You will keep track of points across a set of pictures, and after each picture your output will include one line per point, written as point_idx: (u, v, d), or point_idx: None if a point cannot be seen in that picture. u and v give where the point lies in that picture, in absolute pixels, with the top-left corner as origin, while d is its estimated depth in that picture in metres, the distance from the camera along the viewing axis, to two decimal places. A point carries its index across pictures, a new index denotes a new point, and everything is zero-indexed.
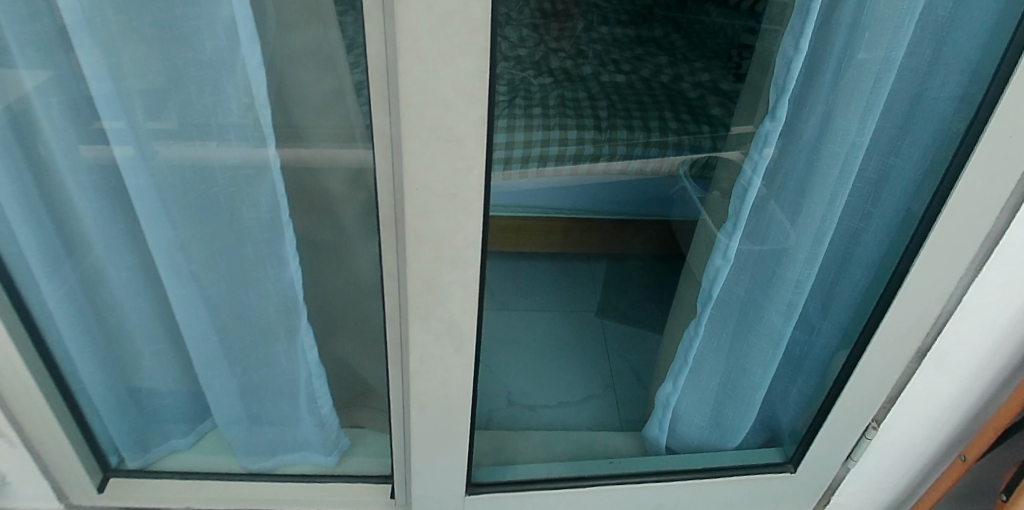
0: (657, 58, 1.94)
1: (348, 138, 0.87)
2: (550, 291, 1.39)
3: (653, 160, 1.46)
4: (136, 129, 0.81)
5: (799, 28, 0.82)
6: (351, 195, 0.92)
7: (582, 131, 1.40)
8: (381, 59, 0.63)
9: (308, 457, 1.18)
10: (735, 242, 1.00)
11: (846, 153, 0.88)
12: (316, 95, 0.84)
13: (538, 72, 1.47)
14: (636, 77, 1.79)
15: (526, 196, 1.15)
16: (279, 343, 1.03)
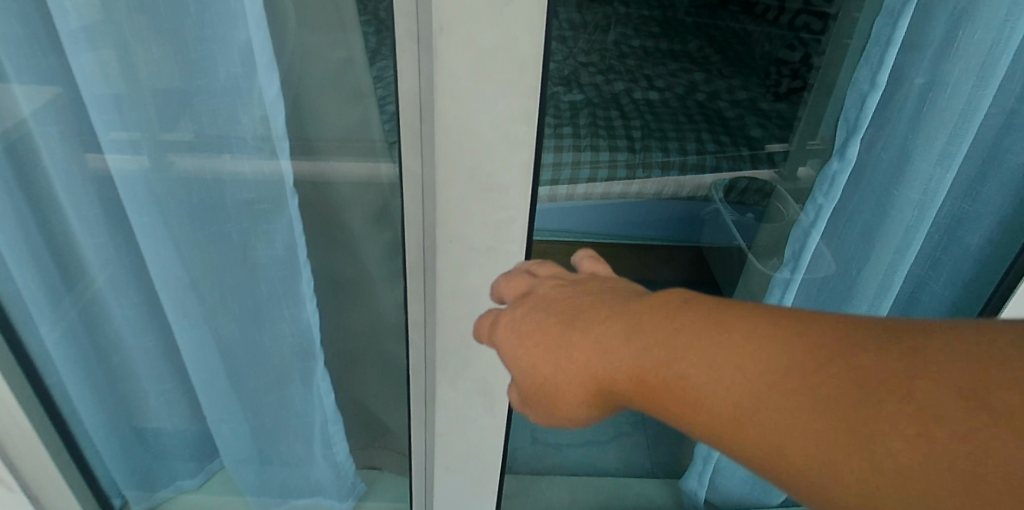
0: (693, 72, 1.85)
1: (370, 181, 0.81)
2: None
3: (690, 183, 1.38)
4: (152, 141, 0.73)
5: (878, 57, 0.75)
6: (374, 240, 0.87)
7: (617, 151, 1.34)
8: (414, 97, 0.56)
9: (321, 503, 1.11)
10: (796, 280, 0.92)
11: (921, 199, 0.79)
12: (339, 126, 0.78)
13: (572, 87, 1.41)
14: (673, 92, 1.70)
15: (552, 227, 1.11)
16: (294, 386, 0.97)
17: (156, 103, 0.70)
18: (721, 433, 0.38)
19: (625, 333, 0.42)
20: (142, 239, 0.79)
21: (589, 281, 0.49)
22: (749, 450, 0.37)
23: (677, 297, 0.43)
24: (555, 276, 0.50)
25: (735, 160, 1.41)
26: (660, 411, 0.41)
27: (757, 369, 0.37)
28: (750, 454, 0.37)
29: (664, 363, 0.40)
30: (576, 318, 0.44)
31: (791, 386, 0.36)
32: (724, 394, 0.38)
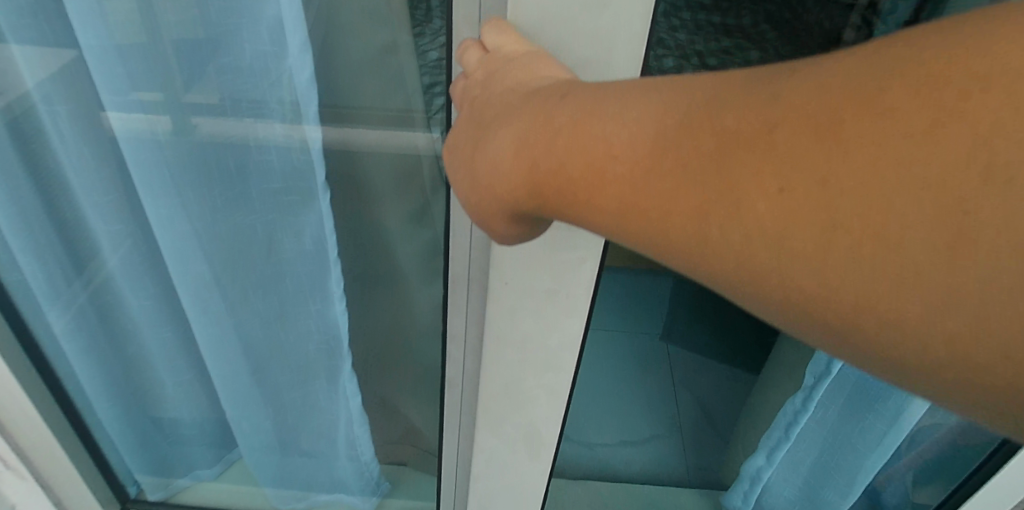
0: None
1: (410, 177, 0.73)
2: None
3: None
4: (180, 103, 0.65)
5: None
6: (413, 235, 0.78)
7: None
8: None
9: (344, 500, 1.06)
10: None
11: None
12: (374, 113, 0.69)
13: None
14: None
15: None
16: (319, 383, 0.91)
17: (176, 83, 0.64)
18: (595, 209, 0.34)
19: (511, 116, 0.38)
20: (160, 217, 0.72)
21: (498, 67, 0.45)
22: (619, 215, 0.33)
23: (570, 87, 0.37)
24: (467, 87, 0.46)
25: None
26: (558, 213, 0.36)
27: (631, 126, 0.32)
28: (620, 220, 0.33)
29: (555, 158, 0.34)
30: (475, 136, 0.41)
31: (660, 148, 0.31)
32: (599, 159, 0.33)
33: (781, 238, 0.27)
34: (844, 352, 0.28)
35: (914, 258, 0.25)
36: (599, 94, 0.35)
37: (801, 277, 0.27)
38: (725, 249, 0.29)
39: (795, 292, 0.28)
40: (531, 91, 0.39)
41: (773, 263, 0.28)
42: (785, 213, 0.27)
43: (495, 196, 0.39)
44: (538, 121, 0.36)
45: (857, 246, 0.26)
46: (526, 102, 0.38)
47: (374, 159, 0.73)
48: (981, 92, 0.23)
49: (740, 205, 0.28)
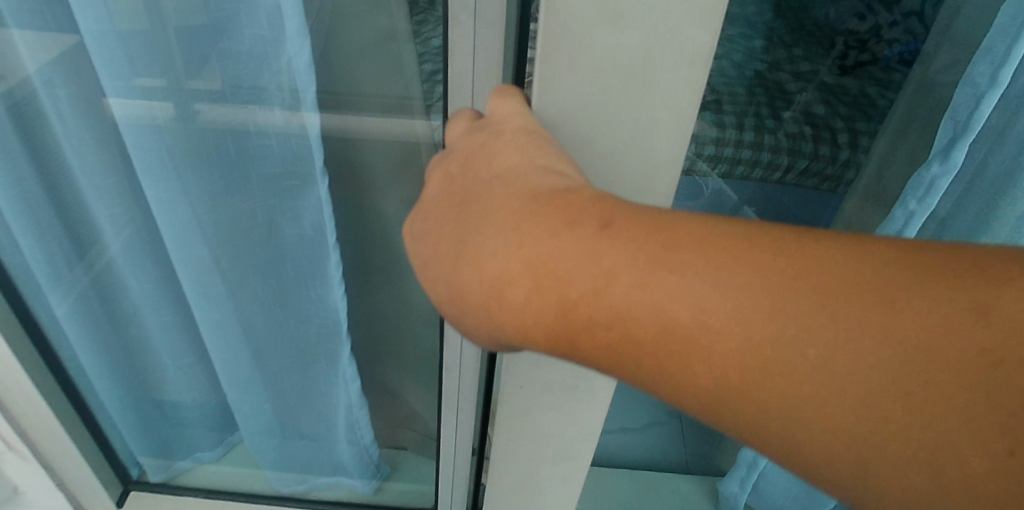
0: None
1: (404, 165, 0.74)
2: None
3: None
4: (181, 89, 0.65)
5: (1001, 52, 0.58)
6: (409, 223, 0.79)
7: None
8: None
9: (344, 484, 1.08)
10: None
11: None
12: (372, 98, 0.70)
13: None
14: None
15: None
16: (319, 367, 0.91)
17: (175, 69, 0.64)
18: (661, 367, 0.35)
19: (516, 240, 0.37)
20: (160, 203, 0.72)
21: (488, 147, 0.43)
22: (690, 378, 0.34)
23: (588, 207, 0.37)
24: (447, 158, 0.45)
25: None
26: (586, 353, 0.37)
27: (713, 295, 0.33)
28: (692, 383, 0.34)
29: (616, 310, 0.35)
30: (466, 239, 0.40)
31: (747, 322, 0.33)
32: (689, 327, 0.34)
33: (873, 437, 0.31)
34: (811, 484, 0.34)
35: (978, 478, 0.29)
36: (624, 229, 0.36)
37: (865, 454, 0.31)
38: (808, 432, 0.32)
39: (860, 477, 0.32)
40: (539, 195, 0.39)
41: (850, 451, 0.31)
42: (886, 416, 0.30)
43: (495, 321, 0.39)
44: (567, 251, 0.36)
45: (935, 460, 0.30)
46: (538, 217, 0.37)
47: (373, 145, 0.73)
48: (995, 336, 0.29)
49: (847, 398, 0.31)
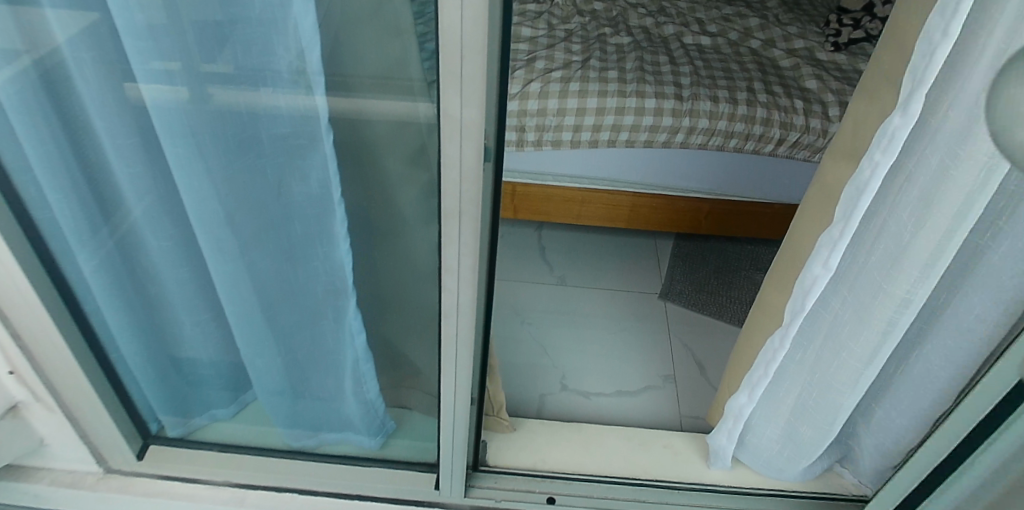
0: (764, 5, 1.71)
1: (402, 127, 0.78)
2: (604, 257, 1.62)
3: (754, 139, 1.38)
4: (200, 72, 0.71)
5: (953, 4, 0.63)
6: (410, 184, 0.83)
7: (661, 101, 1.35)
8: (480, 25, 0.54)
9: (350, 439, 1.13)
10: (840, 252, 0.82)
11: (988, 160, 0.69)
12: (367, 78, 0.74)
13: (587, 43, 1.46)
14: (738, 30, 1.58)
15: (529, 168, 1.43)
16: (326, 322, 0.96)
17: (191, 44, 0.69)
18: None
19: None
20: (180, 174, 0.78)
21: None
22: None
23: None
24: None
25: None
26: None
27: None
28: None
29: None
30: None
31: None
32: None
33: None
34: None
35: None
36: None
37: None
38: None
39: None
40: None
41: None
42: None
43: None
44: None
45: None
46: None
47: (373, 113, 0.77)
48: None
49: None
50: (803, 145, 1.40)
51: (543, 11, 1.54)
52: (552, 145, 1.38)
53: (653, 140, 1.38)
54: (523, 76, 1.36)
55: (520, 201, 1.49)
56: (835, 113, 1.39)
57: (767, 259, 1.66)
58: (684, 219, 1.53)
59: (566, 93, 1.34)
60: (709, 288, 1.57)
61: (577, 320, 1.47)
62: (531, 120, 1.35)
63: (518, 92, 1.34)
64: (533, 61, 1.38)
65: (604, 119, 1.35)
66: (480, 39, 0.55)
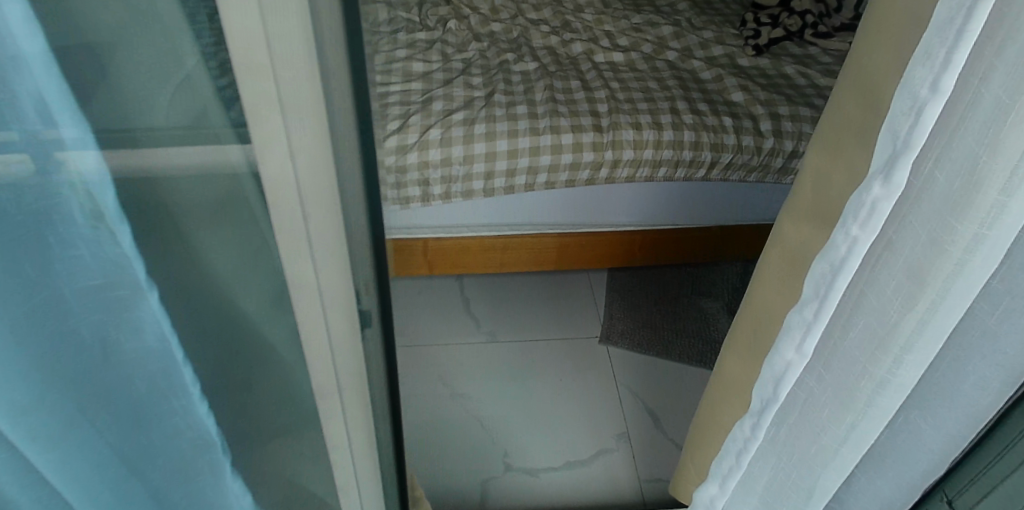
0: (674, 8, 1.59)
1: (253, 248, 0.37)
2: (535, 302, 1.48)
3: (683, 165, 1.26)
4: None
5: (942, 47, 0.46)
6: (277, 327, 0.41)
7: (578, 135, 1.22)
8: (325, 169, 0.32)
9: None
10: (813, 338, 0.67)
11: (978, 239, 0.52)
12: (174, 128, 0.31)
13: (488, 74, 1.31)
14: (651, 40, 1.45)
15: (440, 222, 1.28)
16: None
17: None
18: None
19: None
20: None
21: None
22: None
23: None
24: None
25: (764, 170, 1.30)
26: None
27: None
28: None
29: None
30: None
31: None
32: None
33: None
34: None
35: None
36: None
37: None
38: None
39: None
40: None
41: None
42: None
43: None
44: None
45: None
46: None
47: (191, 204, 0.34)
48: None
49: None
50: (738, 165, 1.28)
51: (435, 41, 1.38)
52: (463, 195, 1.23)
53: (575, 179, 1.24)
54: (421, 122, 1.19)
55: (434, 256, 1.34)
56: (766, 127, 1.28)
57: (708, 280, 1.56)
58: (618, 254, 1.41)
59: (471, 138, 1.19)
60: (651, 322, 1.46)
61: (513, 380, 1.33)
62: (435, 172, 1.19)
63: (417, 141, 1.18)
64: (430, 103, 1.22)
65: (517, 162, 1.21)
66: (333, 191, 0.33)
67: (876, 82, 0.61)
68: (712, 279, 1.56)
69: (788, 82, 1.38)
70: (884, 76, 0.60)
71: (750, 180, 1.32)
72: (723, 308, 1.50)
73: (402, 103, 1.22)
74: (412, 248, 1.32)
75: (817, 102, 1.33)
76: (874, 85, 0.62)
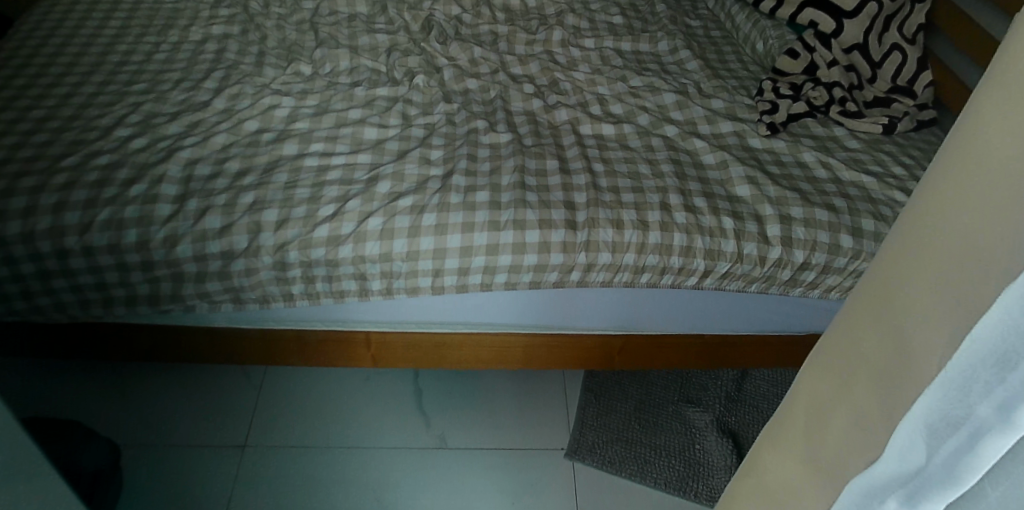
0: (683, 67, 1.38)
1: None
2: (497, 399, 1.30)
3: (671, 272, 1.07)
4: None
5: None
6: None
7: (546, 231, 1.03)
8: None
9: None
10: None
11: None
12: None
13: (452, 145, 1.12)
14: (650, 109, 1.25)
15: (383, 318, 1.10)
16: None
17: None
18: None
19: None
20: None
21: None
22: None
23: None
24: None
25: (768, 280, 1.11)
26: None
27: None
28: None
29: None
30: None
31: None
32: None
33: None
34: None
35: None
36: None
37: None
38: None
39: None
40: None
41: None
42: None
43: None
44: None
45: None
46: None
47: None
48: None
49: None
50: (736, 275, 1.09)
51: (397, 99, 1.19)
52: (408, 292, 1.04)
53: (541, 281, 1.05)
54: (360, 208, 1.01)
55: (378, 349, 1.16)
56: (773, 232, 1.09)
57: (698, 386, 1.38)
58: (592, 357, 1.22)
59: (418, 229, 1.01)
60: (629, 436, 1.28)
61: (459, 500, 1.15)
62: (374, 267, 1.00)
63: (353, 231, 0.99)
64: (375, 182, 1.04)
65: (472, 260, 1.02)
66: None
67: (885, 294, 0.39)
68: (703, 385, 1.38)
69: (806, 173, 1.18)
70: (891, 283, 0.39)
71: (751, 290, 1.12)
72: (713, 423, 1.31)
73: (343, 180, 1.03)
74: (352, 341, 1.14)
75: (838, 203, 1.13)
76: (875, 293, 0.40)
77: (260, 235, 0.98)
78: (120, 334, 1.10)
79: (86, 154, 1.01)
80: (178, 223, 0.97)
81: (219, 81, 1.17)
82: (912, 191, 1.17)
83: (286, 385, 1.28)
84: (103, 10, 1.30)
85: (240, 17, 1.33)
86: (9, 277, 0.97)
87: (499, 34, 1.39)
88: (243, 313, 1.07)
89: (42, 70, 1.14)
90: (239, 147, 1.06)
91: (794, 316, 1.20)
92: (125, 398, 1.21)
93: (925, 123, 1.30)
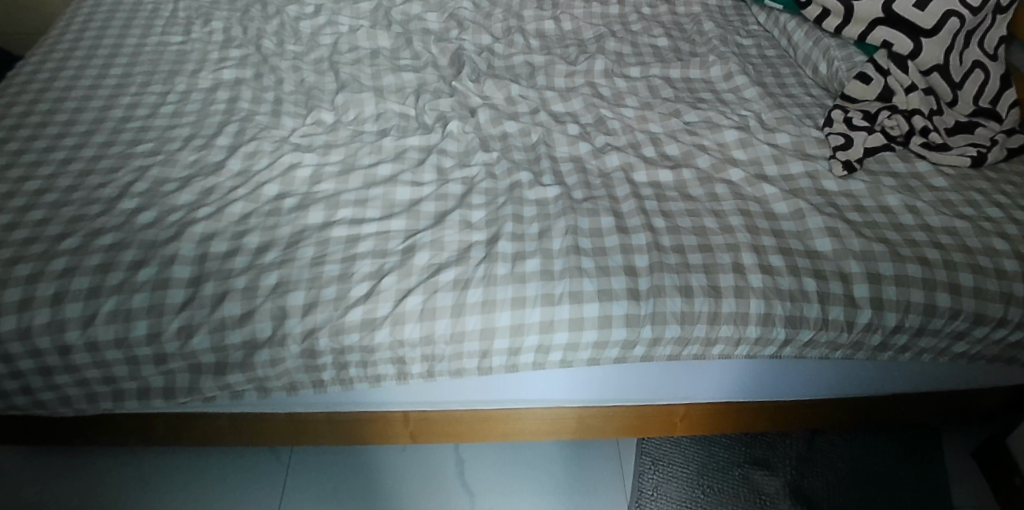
0: (740, 96, 1.25)
1: None
2: (546, 471, 1.18)
3: (747, 342, 0.95)
4: None
5: None
6: None
7: (607, 303, 0.91)
8: None
9: None
10: None
11: None
12: None
13: (495, 204, 1.00)
14: (709, 149, 1.13)
15: (422, 399, 0.99)
16: None
17: None
18: None
19: None
20: None
21: None
22: None
23: None
24: None
25: (854, 346, 0.98)
26: None
27: None
28: None
29: None
30: None
31: None
32: None
33: None
34: None
35: None
36: None
37: None
38: None
39: None
40: None
41: None
42: None
43: None
44: None
45: None
46: None
47: None
48: None
49: None
50: (819, 343, 0.97)
51: (431, 149, 1.07)
52: (451, 375, 0.93)
53: (600, 357, 0.93)
54: (397, 284, 0.89)
55: (416, 427, 1.05)
56: (861, 292, 0.96)
57: (765, 446, 1.26)
58: (651, 426, 1.10)
59: (463, 306, 0.89)
60: (693, 506, 1.17)
61: None
62: (414, 351, 0.89)
63: (388, 313, 0.88)
64: (412, 253, 0.92)
65: (523, 339, 0.90)
66: None
67: None
68: (770, 444, 1.26)
69: (890, 219, 1.04)
70: None
71: (834, 357, 1.00)
72: (784, 489, 1.19)
73: (378, 251, 0.92)
74: (388, 420, 1.03)
75: (932, 254, 0.99)
76: None
77: (286, 322, 0.86)
78: (134, 422, 0.99)
79: (88, 233, 0.90)
80: (193, 311, 0.86)
81: (234, 137, 1.06)
82: (1011, 235, 1.02)
83: (317, 461, 1.17)
84: (104, 56, 1.19)
85: (253, 58, 1.21)
86: (6, 374, 0.86)
87: (536, 65, 1.27)
88: (268, 400, 0.96)
89: (37, 131, 1.04)
90: (258, 217, 0.95)
91: (879, 379, 1.07)
92: (143, 482, 1.12)
93: (1014, 151, 1.14)
